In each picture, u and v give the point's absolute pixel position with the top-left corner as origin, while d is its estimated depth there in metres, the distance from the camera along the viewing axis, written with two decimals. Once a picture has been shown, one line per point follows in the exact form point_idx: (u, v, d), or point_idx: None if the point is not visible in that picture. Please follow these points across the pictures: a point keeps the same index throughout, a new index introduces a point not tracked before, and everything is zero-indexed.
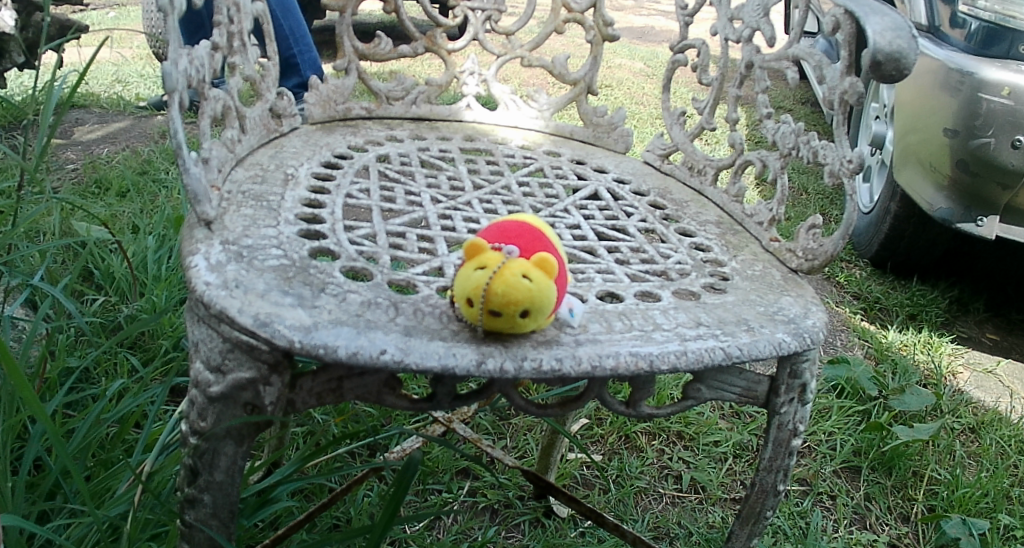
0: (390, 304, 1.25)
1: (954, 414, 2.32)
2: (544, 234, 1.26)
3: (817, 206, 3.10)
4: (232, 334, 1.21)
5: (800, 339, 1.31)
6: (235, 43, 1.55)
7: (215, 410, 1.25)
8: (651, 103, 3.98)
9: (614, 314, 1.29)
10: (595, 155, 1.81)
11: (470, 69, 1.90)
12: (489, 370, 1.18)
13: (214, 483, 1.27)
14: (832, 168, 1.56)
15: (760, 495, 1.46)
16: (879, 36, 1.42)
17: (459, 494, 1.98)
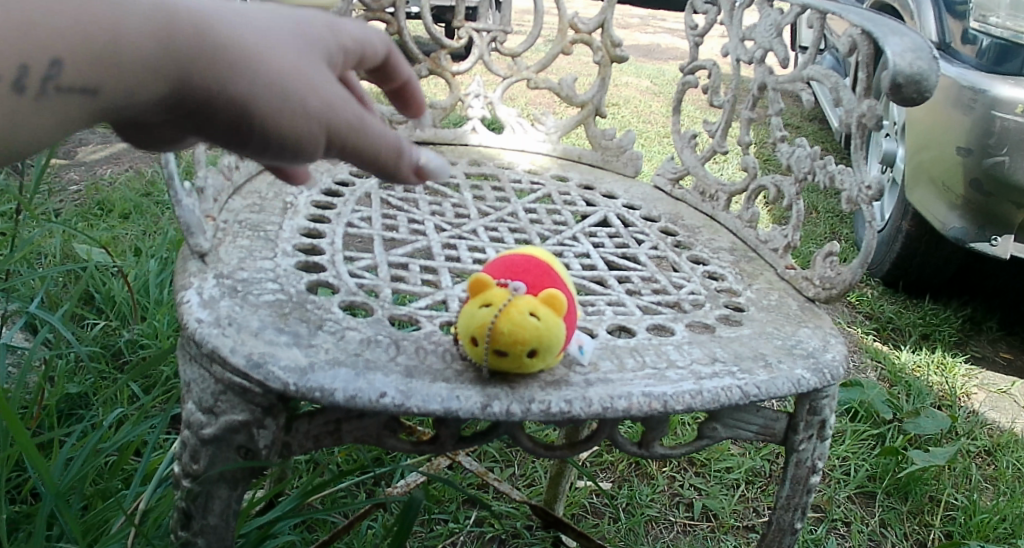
0: (391, 343, 1.20)
1: (969, 436, 2.26)
2: (555, 271, 1.21)
3: (827, 226, 3.07)
4: (224, 375, 1.15)
5: (820, 375, 1.25)
6: None
7: (209, 452, 1.18)
8: (660, 122, 3.94)
9: (626, 350, 1.24)
10: (604, 180, 1.76)
11: (476, 91, 1.86)
12: (495, 413, 1.12)
13: (208, 527, 1.20)
14: (850, 194, 1.50)
15: (776, 533, 1.40)
16: (900, 57, 1.37)
17: (466, 525, 1.92)
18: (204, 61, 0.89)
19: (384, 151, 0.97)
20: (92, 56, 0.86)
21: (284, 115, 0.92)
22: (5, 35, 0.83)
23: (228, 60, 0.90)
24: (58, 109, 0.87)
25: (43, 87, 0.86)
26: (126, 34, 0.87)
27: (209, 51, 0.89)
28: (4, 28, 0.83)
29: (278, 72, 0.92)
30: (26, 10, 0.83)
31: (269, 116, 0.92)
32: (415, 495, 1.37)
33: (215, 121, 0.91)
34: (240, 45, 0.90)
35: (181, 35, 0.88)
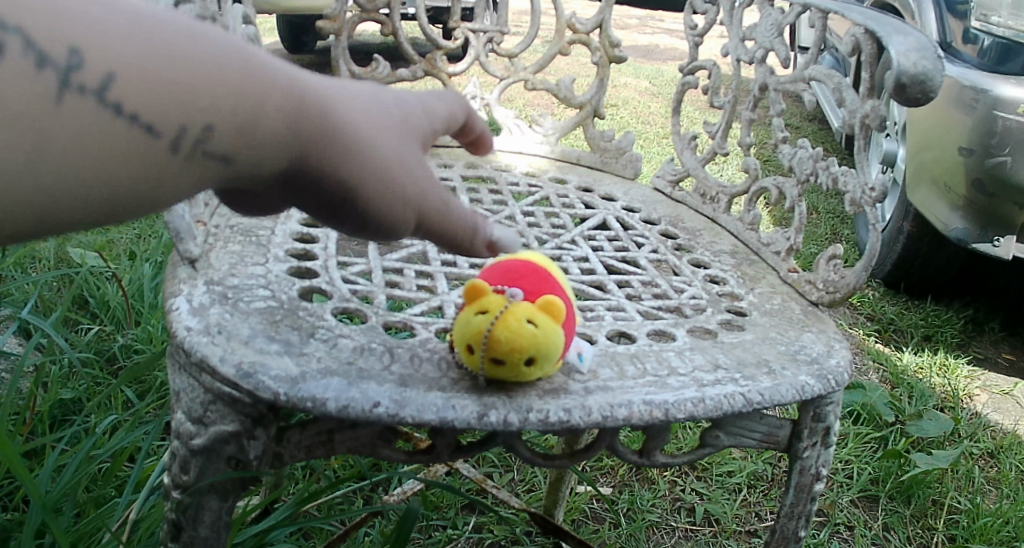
0: (385, 350, 1.17)
1: (972, 438, 2.23)
2: (554, 276, 1.19)
3: (828, 227, 3.05)
4: (214, 384, 1.12)
5: (824, 381, 1.22)
6: None
7: (199, 462, 1.15)
8: (659, 123, 3.91)
9: (626, 357, 1.22)
10: (603, 182, 1.74)
11: (472, 92, 1.83)
12: (491, 423, 1.09)
13: (198, 539, 1.17)
14: (853, 196, 1.47)
15: (780, 542, 1.38)
16: (904, 57, 1.35)
17: (465, 531, 1.89)
18: (327, 141, 0.87)
19: (458, 233, 1.01)
20: (233, 127, 0.83)
21: (389, 198, 0.91)
22: (160, 95, 0.79)
23: (346, 142, 0.88)
24: (184, 171, 0.83)
25: (180, 149, 0.81)
26: (265, 106, 0.84)
27: (333, 132, 0.87)
28: (161, 88, 0.79)
29: (387, 156, 0.90)
30: (185, 71, 0.80)
31: (373, 199, 0.90)
32: (412, 506, 1.35)
33: (320, 198, 0.89)
34: (356, 127, 0.89)
35: (313, 114, 0.86)
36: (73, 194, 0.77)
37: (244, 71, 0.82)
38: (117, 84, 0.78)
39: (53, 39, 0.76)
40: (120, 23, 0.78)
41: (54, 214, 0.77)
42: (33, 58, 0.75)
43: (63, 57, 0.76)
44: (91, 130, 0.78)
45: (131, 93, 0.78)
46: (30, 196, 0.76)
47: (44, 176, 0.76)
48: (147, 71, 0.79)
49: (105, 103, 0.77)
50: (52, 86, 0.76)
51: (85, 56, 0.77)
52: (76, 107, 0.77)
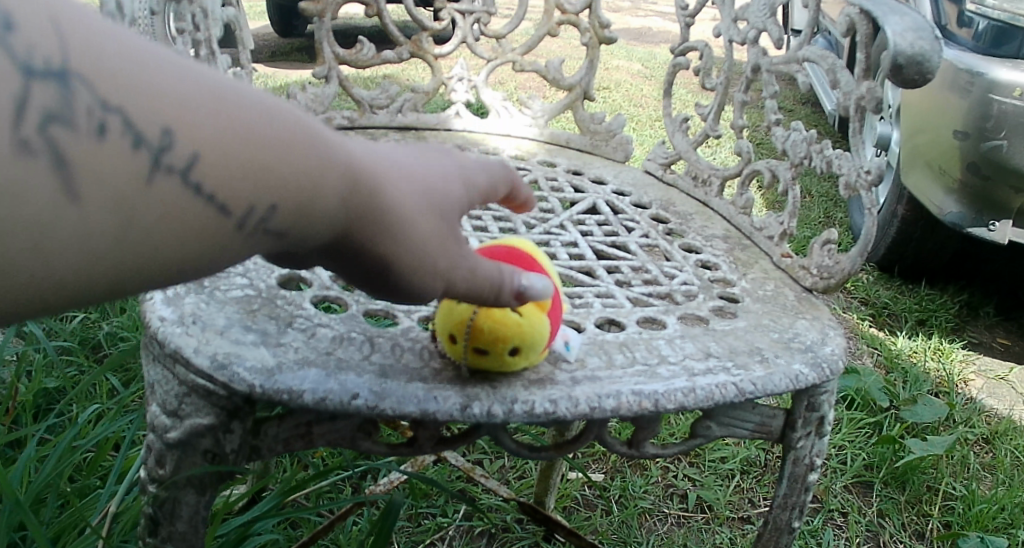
0: (365, 340, 1.14)
1: (966, 424, 2.20)
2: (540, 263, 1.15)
3: (821, 210, 3.02)
4: (188, 376, 1.09)
5: (818, 370, 1.19)
6: (203, 51, 1.46)
7: (175, 456, 1.12)
8: (652, 106, 3.88)
9: (614, 346, 1.19)
10: (593, 165, 1.71)
11: (459, 74, 1.80)
12: (475, 415, 1.06)
13: (176, 534, 1.14)
14: (848, 179, 1.44)
15: (773, 533, 1.35)
16: (900, 37, 1.31)
17: (454, 518, 1.86)
18: (373, 221, 0.89)
19: (489, 293, 0.98)
20: (296, 208, 0.85)
21: (424, 271, 0.93)
22: (237, 175, 0.81)
23: (391, 220, 0.90)
24: (244, 248, 0.85)
25: (244, 225, 0.83)
26: (324, 187, 0.86)
27: (387, 212, 0.90)
28: (240, 171, 0.81)
29: (427, 230, 0.93)
30: (259, 154, 0.82)
31: (409, 271, 0.92)
32: (394, 500, 1.34)
33: (359, 268, 0.91)
34: (400, 204, 0.91)
35: (366, 194, 0.88)
36: (146, 268, 0.79)
37: (311, 154, 0.84)
38: (200, 165, 0.80)
39: (151, 120, 0.77)
40: (208, 105, 0.80)
41: (125, 285, 0.79)
42: (128, 138, 0.77)
43: (157, 137, 0.78)
44: (173, 211, 0.80)
45: (210, 174, 0.80)
46: (109, 269, 0.77)
47: (124, 252, 0.78)
48: (227, 153, 0.81)
49: (188, 183, 0.79)
50: (144, 165, 0.78)
51: (175, 137, 0.78)
52: (164, 186, 0.79)
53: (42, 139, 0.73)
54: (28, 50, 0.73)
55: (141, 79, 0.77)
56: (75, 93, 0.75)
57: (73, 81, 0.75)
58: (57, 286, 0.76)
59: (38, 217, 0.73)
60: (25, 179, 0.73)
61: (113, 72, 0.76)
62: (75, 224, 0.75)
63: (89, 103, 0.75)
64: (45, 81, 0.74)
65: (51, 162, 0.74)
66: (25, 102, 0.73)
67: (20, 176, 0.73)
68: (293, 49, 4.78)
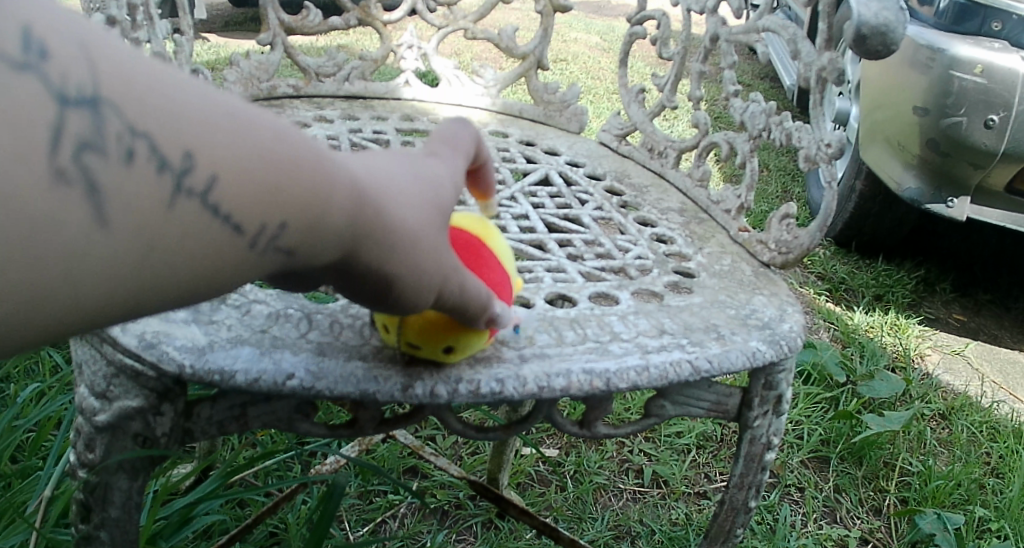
0: (303, 317, 1.09)
1: (923, 399, 2.19)
2: (488, 242, 1.06)
3: (779, 184, 3.00)
4: (116, 356, 1.04)
5: (776, 346, 1.17)
6: (138, 16, 1.37)
7: (105, 440, 1.07)
8: (609, 78, 3.84)
9: (565, 322, 1.15)
10: (546, 136, 1.66)
11: (409, 42, 1.74)
12: (418, 396, 1.02)
13: (109, 520, 1.09)
14: (808, 151, 1.41)
15: (729, 512, 1.33)
16: (864, 7, 1.28)
17: (406, 497, 1.82)
18: (381, 239, 0.83)
19: (467, 307, 0.93)
20: (309, 226, 0.78)
21: (425, 287, 0.87)
22: (255, 199, 0.75)
23: (395, 234, 0.84)
24: (260, 270, 0.78)
25: (259, 248, 0.77)
26: (336, 208, 0.79)
27: (396, 230, 0.84)
28: (257, 193, 0.75)
29: (430, 245, 0.86)
30: (272, 173, 0.76)
31: (412, 288, 0.86)
32: (336, 482, 1.30)
33: (365, 288, 0.85)
34: (404, 220, 0.84)
35: (373, 212, 0.82)
36: (165, 294, 0.73)
37: (322, 172, 0.78)
38: (220, 188, 0.74)
39: (173, 142, 0.72)
40: (226, 126, 0.74)
41: (142, 312, 0.74)
42: (154, 164, 0.71)
43: (179, 160, 0.72)
44: (194, 235, 0.73)
45: (229, 197, 0.74)
46: (127, 295, 0.72)
47: (146, 278, 0.72)
48: (244, 173, 0.75)
49: (209, 206, 0.73)
50: (167, 189, 0.72)
51: (197, 160, 0.73)
52: (187, 211, 0.72)
53: (77, 167, 0.68)
54: (62, 77, 0.67)
55: (164, 101, 0.72)
56: (105, 118, 0.69)
57: (104, 107, 0.69)
58: (77, 311, 0.70)
59: (67, 245, 0.68)
60: (60, 208, 0.67)
61: (140, 95, 0.70)
62: (99, 250, 0.69)
63: (119, 128, 0.70)
64: (79, 108, 0.68)
65: (84, 190, 0.68)
66: (60, 129, 0.67)
67: (54, 206, 0.67)
68: (245, 19, 4.69)
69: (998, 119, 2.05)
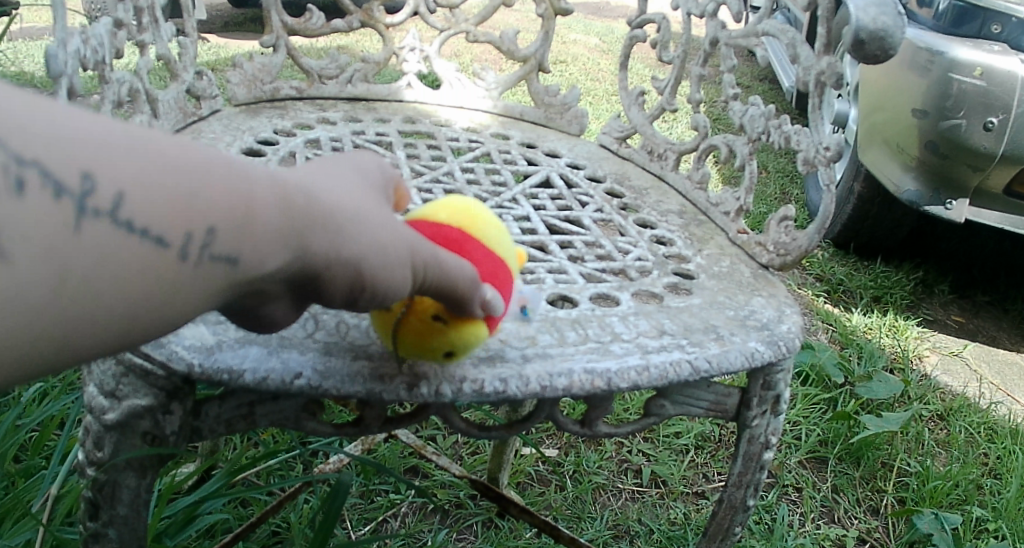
0: (310, 317, 1.11)
1: (920, 400, 2.21)
2: (472, 234, 1.03)
3: (777, 186, 3.02)
4: (125, 355, 1.06)
5: (774, 347, 1.18)
6: (144, 18, 1.38)
7: (113, 438, 1.09)
8: (608, 80, 3.86)
9: (566, 323, 1.16)
10: (547, 138, 1.68)
11: (411, 44, 1.75)
12: (423, 395, 1.03)
13: (117, 518, 1.11)
14: (806, 154, 1.42)
15: (728, 511, 1.35)
16: (862, 12, 1.29)
17: (407, 496, 1.83)
18: (320, 229, 0.85)
19: (453, 286, 0.94)
20: (239, 225, 0.80)
21: (392, 266, 0.88)
22: (170, 208, 0.77)
23: (336, 219, 0.86)
24: (207, 282, 0.81)
25: (194, 257, 0.79)
26: (260, 207, 0.82)
27: (334, 218, 0.86)
28: (169, 202, 0.77)
29: (376, 225, 0.88)
30: (182, 181, 0.78)
31: (378, 270, 0.87)
32: (340, 482, 1.32)
33: (334, 284, 0.87)
34: (341, 207, 0.87)
35: (301, 203, 0.84)
36: (93, 318, 0.75)
37: (233, 171, 0.80)
38: (128, 203, 0.75)
39: (67, 164, 0.73)
40: (124, 143, 0.76)
41: (77, 341, 0.75)
42: (50, 191, 0.72)
43: (77, 182, 0.73)
44: (110, 256, 0.75)
45: (142, 210, 0.76)
46: (52, 325, 0.73)
47: (64, 308, 0.74)
48: (155, 186, 0.77)
49: (119, 223, 0.75)
50: (70, 214, 0.73)
51: (98, 179, 0.74)
52: (96, 231, 0.74)
53: None
54: None
55: (54, 127, 0.73)
56: None
57: None
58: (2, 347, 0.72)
59: None
60: None
61: (27, 126, 0.72)
62: (11, 284, 0.71)
63: (8, 161, 0.71)
64: None
65: None
66: None
67: None
68: (245, 20, 4.70)
69: (996, 121, 2.07)
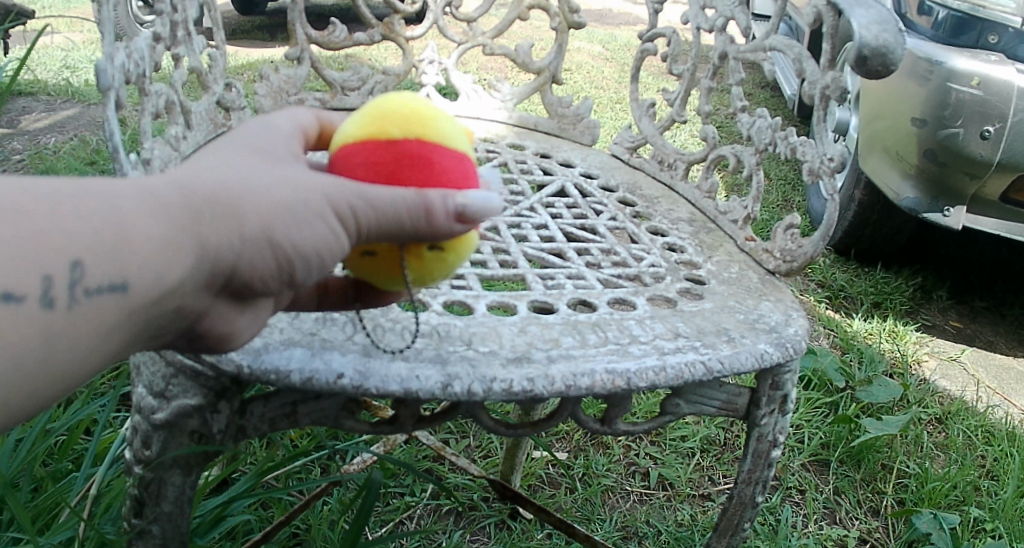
0: (347, 321, 1.17)
1: (920, 404, 2.26)
2: (431, 142, 1.05)
3: (780, 194, 3.08)
4: (177, 358, 1.13)
5: (782, 349, 1.24)
6: (179, 33, 1.44)
7: (161, 437, 1.15)
8: (612, 88, 3.92)
9: (587, 325, 1.22)
10: (561, 148, 1.74)
11: (430, 57, 1.81)
12: (456, 393, 1.09)
13: (162, 514, 1.17)
14: (811, 165, 1.48)
15: (737, 508, 1.41)
16: (865, 30, 1.35)
17: (422, 498, 1.89)
18: (201, 224, 0.96)
19: (400, 216, 0.99)
20: (106, 250, 0.93)
21: (304, 227, 0.98)
22: (19, 263, 0.90)
23: (224, 203, 0.97)
24: (104, 313, 0.94)
25: (70, 295, 0.92)
26: (119, 229, 0.94)
27: (216, 207, 0.96)
28: (14, 258, 0.90)
29: (270, 193, 0.98)
30: (22, 237, 0.90)
31: (288, 234, 0.98)
32: (372, 479, 1.37)
33: (253, 264, 0.98)
34: (225, 191, 0.97)
35: (167, 210, 0.95)
36: None
37: (77, 208, 0.92)
38: None
39: None
40: None
41: None
42: None
43: None
44: None
45: None
46: None
47: None
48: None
49: None
50: None
51: None
52: None
53: None
54: None
55: None
56: None
57: None
58: None
59: None
60: None
61: None
62: None
63: None
64: None
65: None
66: None
67: None
68: (253, 27, 4.77)
69: (993, 130, 2.13)
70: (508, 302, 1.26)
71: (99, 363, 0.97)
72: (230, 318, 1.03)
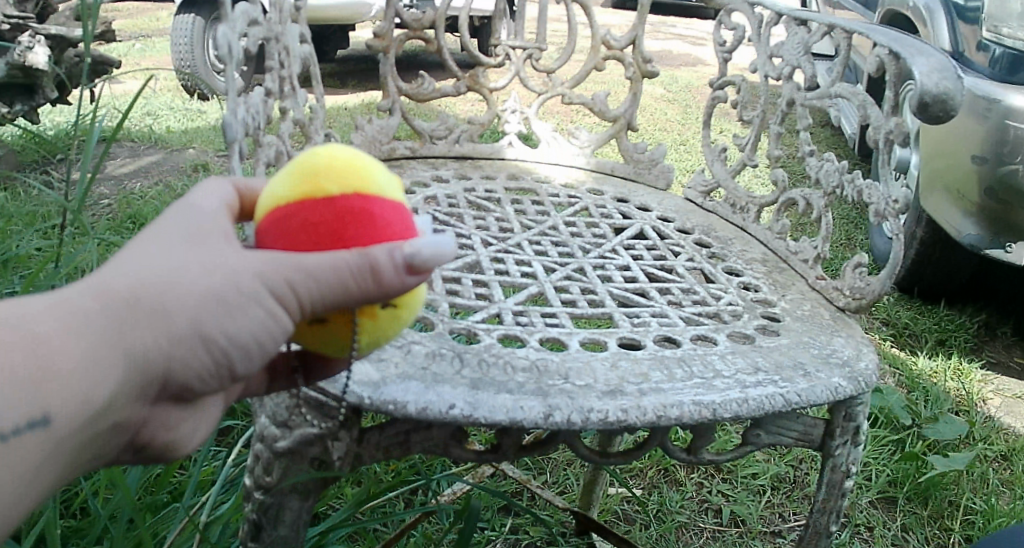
0: (454, 356, 1.25)
1: (986, 441, 2.30)
2: (371, 194, 1.07)
3: (844, 233, 3.13)
4: (301, 391, 1.24)
5: (856, 383, 1.31)
6: (286, 87, 1.55)
7: (282, 464, 1.25)
8: (675, 130, 4.00)
9: (673, 360, 1.29)
10: (638, 192, 1.82)
11: (512, 107, 1.92)
12: (556, 422, 1.17)
13: (279, 538, 1.26)
14: (877, 207, 1.55)
15: (813, 536, 1.46)
16: (926, 77, 1.42)
17: (502, 532, 1.95)
18: (126, 337, 1.00)
19: (337, 282, 1.03)
20: (26, 383, 0.96)
21: (234, 317, 1.02)
22: None
23: (149, 305, 1.00)
24: (34, 447, 0.98)
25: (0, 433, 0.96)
26: (40, 361, 0.97)
27: (142, 314, 1.00)
28: None
29: (197, 286, 1.01)
30: None
31: (220, 326, 1.02)
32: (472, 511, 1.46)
33: (186, 363, 1.03)
34: (149, 294, 1.01)
35: (89, 330, 0.99)
36: None
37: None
38: None
39: None
40: None
41: None
42: None
43: None
44: None
45: None
46: None
47: None
48: None
49: None
50: None
51: None
52: None
53: None
54: None
55: None
56: None
57: None
58: None
59: None
60: None
61: None
62: None
63: None
64: None
65: None
66: None
67: None
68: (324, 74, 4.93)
69: None
70: (598, 338, 1.34)
71: (44, 487, 1.01)
72: (173, 417, 1.10)
